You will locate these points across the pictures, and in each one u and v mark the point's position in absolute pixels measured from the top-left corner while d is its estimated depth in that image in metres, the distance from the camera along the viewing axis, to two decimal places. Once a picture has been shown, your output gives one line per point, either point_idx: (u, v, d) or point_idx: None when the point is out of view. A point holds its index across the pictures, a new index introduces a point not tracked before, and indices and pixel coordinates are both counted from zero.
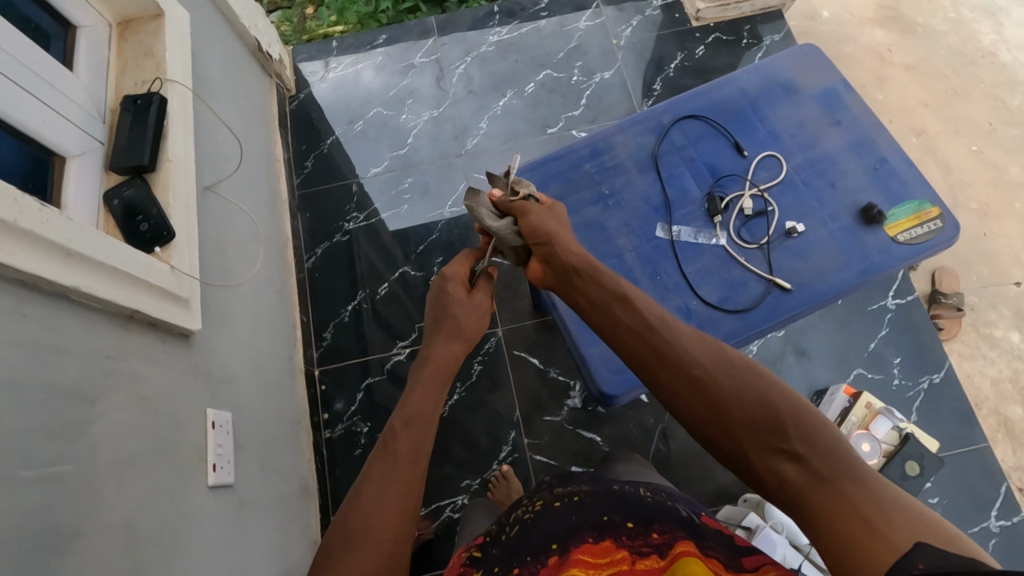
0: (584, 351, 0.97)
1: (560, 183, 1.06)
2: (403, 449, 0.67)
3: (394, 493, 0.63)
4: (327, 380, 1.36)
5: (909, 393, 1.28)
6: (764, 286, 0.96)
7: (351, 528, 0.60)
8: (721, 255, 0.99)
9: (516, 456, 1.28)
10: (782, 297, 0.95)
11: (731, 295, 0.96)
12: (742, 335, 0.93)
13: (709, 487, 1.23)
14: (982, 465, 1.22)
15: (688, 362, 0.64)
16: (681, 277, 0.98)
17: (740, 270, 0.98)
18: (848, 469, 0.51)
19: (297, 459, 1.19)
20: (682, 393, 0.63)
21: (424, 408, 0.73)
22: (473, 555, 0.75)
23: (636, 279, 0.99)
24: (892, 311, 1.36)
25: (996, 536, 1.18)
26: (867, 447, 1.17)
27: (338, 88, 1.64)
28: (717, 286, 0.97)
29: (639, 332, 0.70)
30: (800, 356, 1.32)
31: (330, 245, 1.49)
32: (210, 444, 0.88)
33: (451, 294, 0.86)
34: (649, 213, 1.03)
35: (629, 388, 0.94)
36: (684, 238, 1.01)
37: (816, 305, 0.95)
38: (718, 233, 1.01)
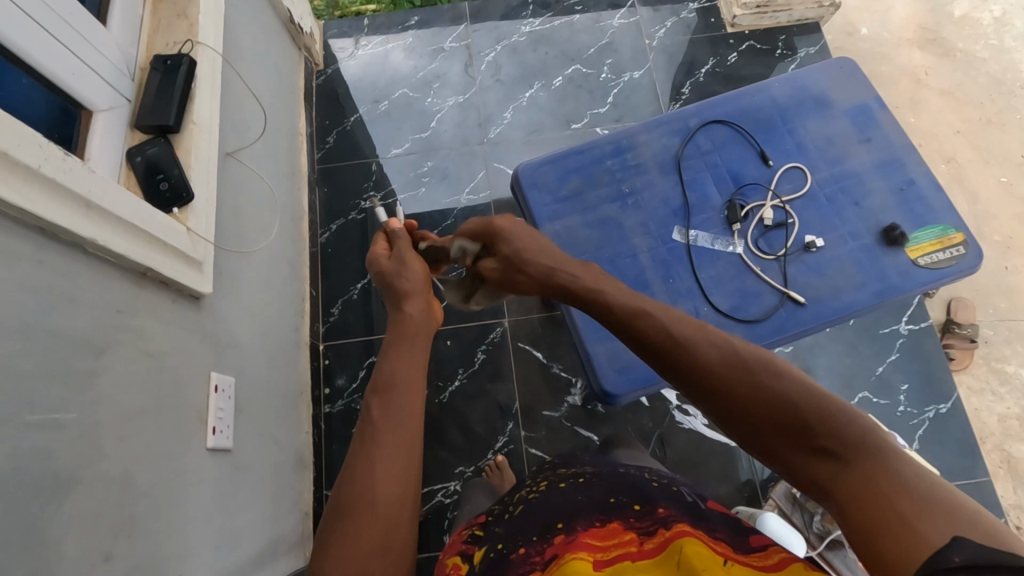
0: (589, 348, 0.97)
1: (581, 178, 1.05)
2: (379, 423, 0.65)
3: (379, 467, 0.62)
4: (331, 355, 1.37)
5: (913, 421, 1.27)
6: (777, 298, 0.95)
7: (341, 506, 0.60)
8: (737, 264, 0.98)
9: (511, 447, 1.28)
10: (795, 311, 0.94)
11: (743, 305, 0.95)
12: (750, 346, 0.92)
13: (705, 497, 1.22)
14: (982, 500, 1.21)
15: (703, 370, 0.60)
16: (694, 282, 0.97)
17: (755, 281, 0.97)
18: (880, 454, 0.49)
19: (295, 430, 1.20)
20: (705, 403, 0.60)
21: (396, 374, 0.70)
22: (475, 533, 0.77)
23: (648, 280, 0.98)
24: (903, 337, 1.34)
25: None
26: None
27: (367, 67, 1.63)
28: (729, 295, 0.96)
29: (648, 340, 0.66)
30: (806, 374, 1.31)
31: (345, 222, 1.49)
32: (211, 407, 0.89)
33: (385, 267, 0.88)
34: (667, 215, 1.02)
35: (631, 388, 0.93)
36: (700, 244, 1.00)
37: (828, 323, 0.94)
38: (735, 241, 1.00)
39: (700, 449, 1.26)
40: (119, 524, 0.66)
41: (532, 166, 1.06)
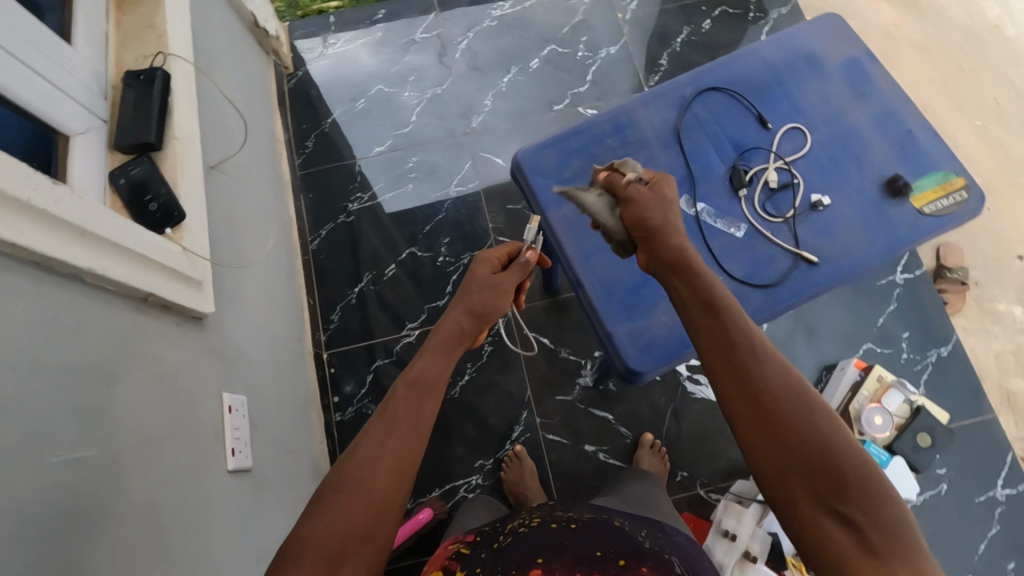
0: (611, 330, 0.95)
1: (583, 158, 1.03)
2: (402, 412, 0.65)
3: (389, 462, 0.61)
4: (336, 362, 1.34)
5: (916, 367, 1.29)
6: (790, 261, 0.95)
7: (342, 482, 0.59)
8: (747, 230, 0.98)
9: (529, 435, 1.28)
10: (809, 271, 0.94)
11: (758, 271, 0.95)
12: (769, 310, 0.93)
13: (721, 464, 1.24)
14: (988, 436, 1.24)
15: (765, 384, 0.55)
16: (707, 253, 0.96)
17: (766, 246, 0.97)
18: (905, 549, 0.47)
19: (309, 442, 1.19)
20: (749, 413, 0.55)
21: (433, 373, 0.70)
22: (461, 551, 0.78)
23: None
24: (900, 287, 1.36)
25: (1002, 504, 1.20)
26: (879, 420, 1.11)
27: (338, 66, 1.59)
28: (742, 262, 0.96)
29: (723, 336, 0.60)
30: (810, 334, 1.31)
31: (335, 226, 1.44)
32: (227, 429, 0.87)
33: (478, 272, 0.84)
34: None
35: (656, 363, 0.93)
36: (706, 218, 0.99)
37: (841, 280, 0.95)
38: (742, 207, 0.99)
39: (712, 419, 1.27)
40: (154, 554, 0.65)
41: (532, 150, 1.03)
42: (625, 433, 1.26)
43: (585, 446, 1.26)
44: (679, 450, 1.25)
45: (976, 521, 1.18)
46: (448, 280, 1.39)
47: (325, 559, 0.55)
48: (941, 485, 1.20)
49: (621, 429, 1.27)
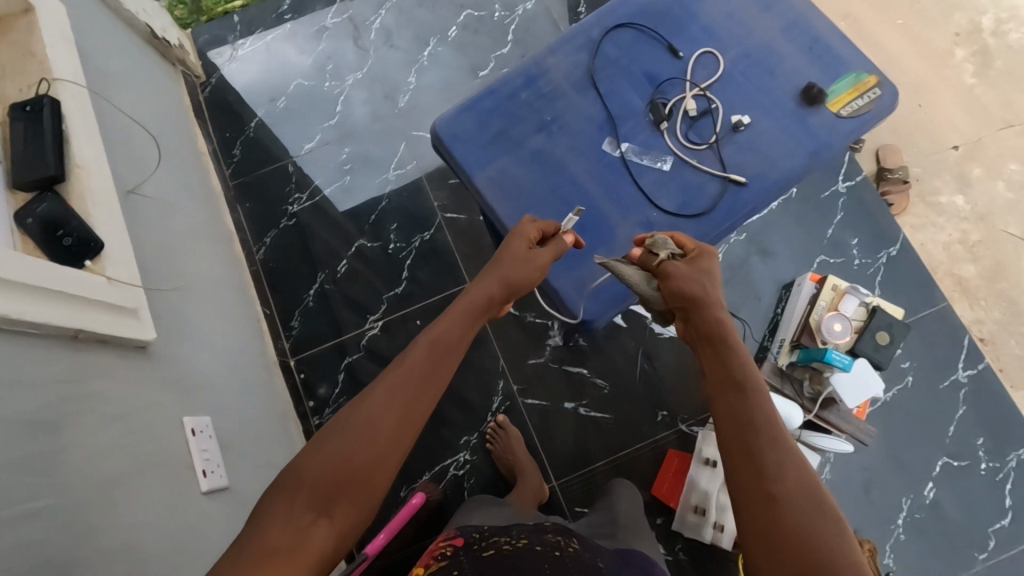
0: (556, 281, 0.93)
1: (502, 117, 0.99)
2: (415, 368, 0.69)
3: (394, 412, 0.65)
4: (305, 368, 1.32)
5: (870, 270, 1.31)
6: (720, 185, 0.96)
7: (347, 424, 0.63)
8: (674, 163, 0.98)
9: (509, 404, 1.28)
10: (739, 192, 0.95)
11: (691, 200, 0.96)
12: (707, 237, 0.94)
13: (699, 396, 1.27)
14: (945, 323, 1.28)
15: (773, 473, 0.56)
16: (637, 191, 0.97)
17: (695, 174, 0.97)
18: None
19: (291, 450, 1.18)
20: (748, 491, 0.56)
21: (451, 339, 0.73)
22: (445, 552, 0.79)
23: (595, 201, 0.96)
24: (843, 196, 1.36)
25: (965, 385, 1.25)
26: (839, 327, 1.13)
27: (252, 66, 1.53)
28: (673, 194, 0.96)
29: (742, 413, 0.61)
30: (765, 256, 1.32)
31: (280, 232, 1.40)
32: (194, 452, 0.85)
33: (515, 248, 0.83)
34: (595, 131, 1.00)
35: (607, 308, 0.91)
36: (632, 157, 0.98)
37: (771, 195, 0.97)
38: (666, 140, 0.99)
39: (686, 356, 1.29)
40: None
41: (448, 117, 0.98)
42: (601, 384, 1.27)
43: (565, 404, 1.28)
44: (655, 391, 1.27)
45: (943, 406, 1.23)
46: (403, 266, 1.37)
47: (315, 500, 0.58)
48: (906, 379, 1.25)
49: (596, 381, 1.28)
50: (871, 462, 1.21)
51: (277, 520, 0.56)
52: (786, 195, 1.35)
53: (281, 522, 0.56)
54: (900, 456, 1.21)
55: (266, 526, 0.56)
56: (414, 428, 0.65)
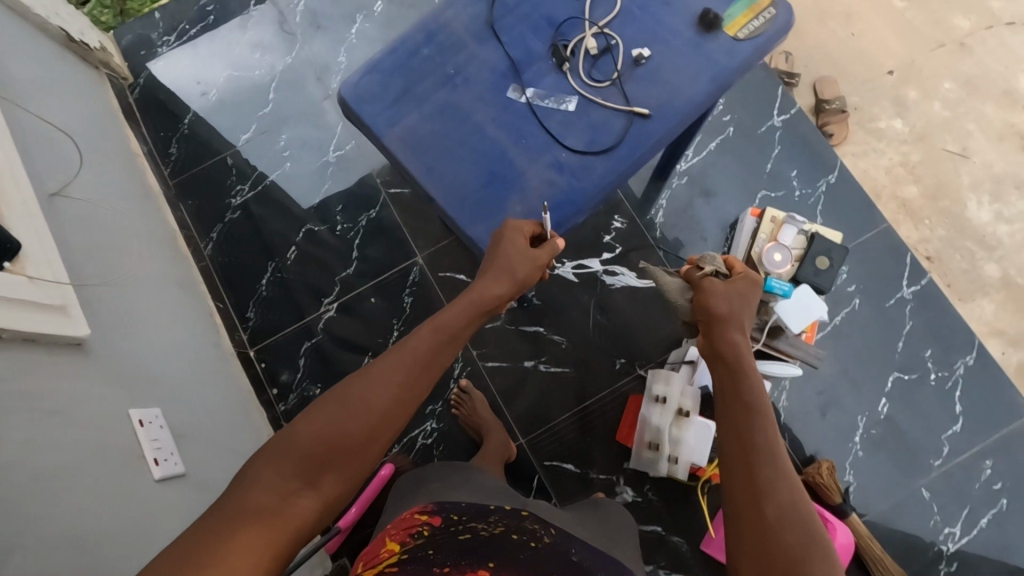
0: (468, 231, 0.75)
1: (399, 71, 0.79)
2: (419, 356, 0.68)
3: (391, 398, 0.65)
4: (266, 357, 1.32)
5: (811, 200, 1.33)
6: (624, 124, 0.76)
7: (345, 402, 0.64)
8: (575, 106, 0.78)
9: (470, 369, 1.30)
10: (645, 129, 0.76)
11: (596, 145, 0.76)
12: (617, 187, 0.76)
13: (656, 340, 1.28)
14: (888, 243, 1.31)
15: (768, 494, 0.60)
16: (543, 141, 0.77)
17: (598, 115, 0.77)
18: None
19: (256, 437, 1.19)
20: (743, 503, 0.61)
21: (457, 325, 0.71)
22: (422, 534, 0.76)
23: (504, 155, 0.77)
24: (780, 130, 1.37)
25: (911, 301, 1.28)
26: (780, 257, 1.15)
27: (179, 62, 1.50)
28: (584, 130, 0.77)
29: (748, 432, 0.65)
30: (707, 197, 1.34)
31: (226, 225, 1.40)
32: (144, 442, 0.86)
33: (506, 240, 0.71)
34: (494, 74, 0.79)
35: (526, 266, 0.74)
36: (536, 102, 0.78)
37: (680, 132, 0.77)
38: (567, 81, 0.79)
39: (639, 303, 1.30)
40: None
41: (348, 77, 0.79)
42: (558, 340, 1.29)
43: (525, 363, 1.29)
44: (613, 340, 1.29)
45: (892, 323, 1.26)
46: (352, 246, 1.37)
47: (305, 471, 0.60)
48: (853, 301, 1.28)
49: (554, 337, 1.29)
50: (826, 386, 1.24)
51: (267, 479, 0.58)
52: (723, 136, 1.36)
53: (272, 481, 0.58)
54: (853, 376, 1.24)
55: (253, 486, 0.58)
56: (404, 415, 0.66)
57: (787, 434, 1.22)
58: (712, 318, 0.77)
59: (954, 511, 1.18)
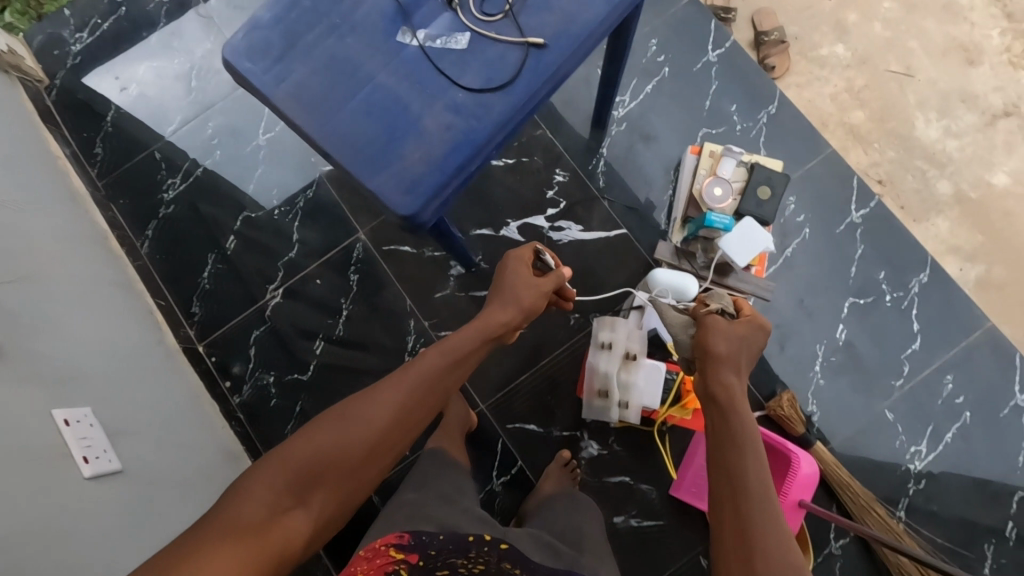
0: (369, 184, 0.71)
1: (287, 24, 0.75)
2: (420, 377, 0.75)
3: (386, 417, 0.71)
4: (215, 351, 1.29)
5: (753, 133, 1.30)
6: (519, 55, 0.73)
7: (346, 417, 0.70)
8: (469, 40, 0.74)
9: (423, 340, 1.27)
10: (541, 58, 0.72)
11: (493, 77, 0.73)
12: (518, 117, 0.72)
13: (608, 291, 1.26)
14: (834, 168, 1.28)
15: (753, 533, 0.56)
16: (437, 76, 0.73)
17: (492, 47, 0.73)
18: None
19: (209, 430, 1.17)
20: (728, 543, 0.57)
21: (462, 349, 0.78)
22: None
23: (398, 94, 0.73)
24: (716, 65, 1.34)
25: (861, 225, 1.26)
26: (720, 191, 1.13)
27: (95, 58, 1.44)
28: (481, 67, 0.73)
29: (732, 466, 0.61)
30: (647, 141, 1.31)
31: (160, 221, 1.36)
32: (70, 442, 0.84)
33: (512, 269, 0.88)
34: (385, 14, 0.75)
35: (430, 197, 0.71)
36: (427, 41, 0.74)
37: (578, 57, 0.73)
38: (460, 17, 0.75)
39: (588, 256, 1.28)
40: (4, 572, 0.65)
41: (235, 40, 0.75)
42: None
43: None
44: None
45: (844, 249, 1.25)
46: (292, 229, 1.34)
47: (295, 488, 0.64)
48: (803, 231, 1.26)
49: None
50: (782, 319, 1.23)
51: (259, 491, 0.62)
52: (658, 77, 1.33)
53: (262, 490, 0.62)
54: (809, 306, 1.23)
55: (243, 498, 0.62)
56: (400, 436, 0.72)
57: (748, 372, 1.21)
58: (710, 356, 0.71)
59: (919, 429, 1.18)
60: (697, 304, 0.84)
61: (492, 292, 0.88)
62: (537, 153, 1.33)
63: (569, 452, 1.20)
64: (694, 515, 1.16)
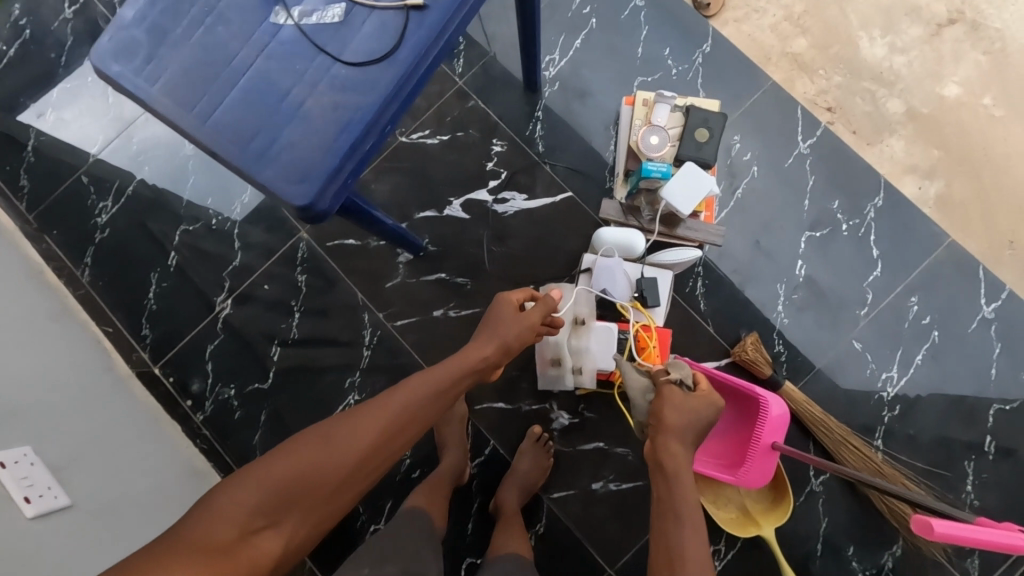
0: (259, 178, 0.67)
1: (153, 20, 0.70)
2: (404, 404, 0.73)
3: (366, 442, 0.69)
4: (171, 370, 1.26)
5: (690, 75, 1.26)
6: (400, 19, 0.68)
7: (325, 438, 0.68)
8: (346, 10, 0.69)
9: (380, 332, 1.25)
10: (422, 19, 0.68)
11: (375, 47, 0.68)
12: (407, 86, 0.68)
13: (561, 258, 1.23)
14: (776, 101, 1.25)
15: None
16: (317, 54, 0.69)
17: (371, 14, 0.69)
18: None
19: (171, 449, 1.16)
20: None
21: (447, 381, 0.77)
22: None
23: (279, 79, 0.69)
24: (645, 9, 1.28)
25: (810, 156, 1.22)
26: (657, 140, 1.08)
27: (5, 87, 1.38)
28: (360, 38, 0.69)
29: (670, 535, 0.64)
30: (583, 98, 1.27)
31: (98, 247, 1.32)
32: (9, 483, 0.81)
33: (504, 309, 0.86)
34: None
35: (324, 183, 0.67)
36: (301, 17, 0.70)
37: (463, 13, 0.69)
38: None
39: (536, 225, 1.25)
40: None
41: (103, 42, 0.70)
42: (462, 283, 1.23)
43: (435, 313, 1.25)
44: (517, 270, 1.24)
45: (795, 183, 1.21)
46: (232, 236, 1.30)
47: (269, 507, 0.63)
48: (752, 169, 1.22)
49: (457, 280, 1.24)
50: (740, 263, 1.20)
51: (232, 506, 0.61)
52: (586, 30, 1.28)
53: (237, 506, 0.61)
54: (766, 247, 1.20)
55: (215, 516, 0.60)
56: (380, 461, 0.71)
57: (711, 321, 1.18)
58: (659, 427, 0.71)
59: (889, 355, 1.16)
60: (659, 369, 0.82)
61: (480, 327, 0.86)
62: (472, 125, 1.28)
63: (540, 427, 1.18)
64: None
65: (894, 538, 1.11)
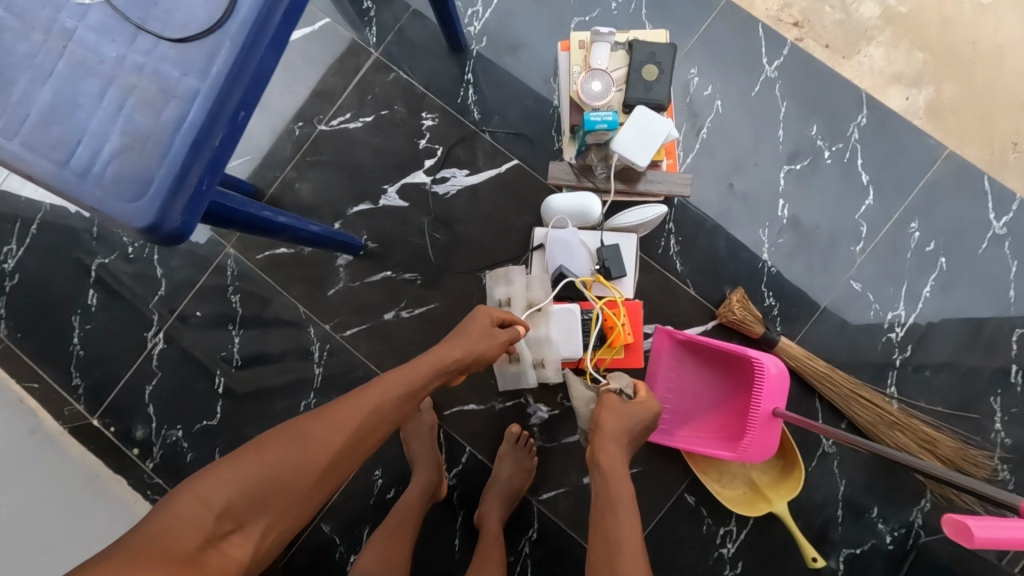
0: (85, 199, 0.54)
1: None
2: (379, 400, 0.65)
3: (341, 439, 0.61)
4: (111, 420, 1.15)
5: (633, 7, 1.10)
6: None
7: (295, 432, 0.59)
8: None
9: (330, 346, 1.13)
10: None
11: (202, 16, 0.54)
12: (250, 60, 0.55)
13: (515, 236, 1.10)
14: (733, 23, 1.09)
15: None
16: (133, 35, 0.55)
17: None
18: None
19: (117, 507, 1.06)
20: None
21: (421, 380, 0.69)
22: None
23: (92, 75, 0.55)
24: None
25: (778, 79, 1.08)
26: (599, 86, 0.93)
27: None
28: (182, 8, 0.55)
29: (606, 523, 0.65)
30: (516, 52, 1.12)
31: (8, 296, 1.18)
32: None
33: (477, 324, 0.78)
34: None
35: (164, 197, 0.54)
36: None
37: None
38: None
39: (482, 204, 1.11)
40: None
41: None
42: (410, 279, 1.11)
43: (385, 316, 1.12)
44: (468, 256, 1.11)
45: (765, 114, 1.07)
46: (153, 264, 1.17)
47: (236, 507, 0.54)
48: (714, 105, 1.08)
49: (405, 277, 1.12)
50: (714, 212, 1.06)
51: (192, 505, 0.52)
52: None
53: (202, 503, 0.52)
54: (741, 190, 1.06)
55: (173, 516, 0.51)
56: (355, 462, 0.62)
57: (690, 281, 1.06)
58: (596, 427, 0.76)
59: (893, 291, 1.03)
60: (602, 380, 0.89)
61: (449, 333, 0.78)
62: (396, 101, 1.14)
63: (518, 425, 1.06)
64: (668, 453, 1.04)
65: (921, 492, 1.00)
